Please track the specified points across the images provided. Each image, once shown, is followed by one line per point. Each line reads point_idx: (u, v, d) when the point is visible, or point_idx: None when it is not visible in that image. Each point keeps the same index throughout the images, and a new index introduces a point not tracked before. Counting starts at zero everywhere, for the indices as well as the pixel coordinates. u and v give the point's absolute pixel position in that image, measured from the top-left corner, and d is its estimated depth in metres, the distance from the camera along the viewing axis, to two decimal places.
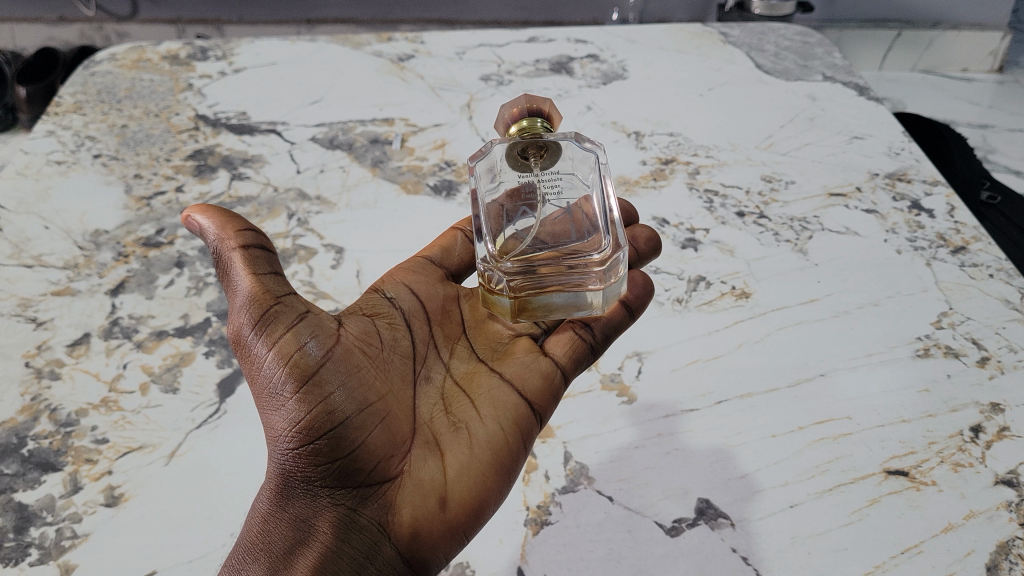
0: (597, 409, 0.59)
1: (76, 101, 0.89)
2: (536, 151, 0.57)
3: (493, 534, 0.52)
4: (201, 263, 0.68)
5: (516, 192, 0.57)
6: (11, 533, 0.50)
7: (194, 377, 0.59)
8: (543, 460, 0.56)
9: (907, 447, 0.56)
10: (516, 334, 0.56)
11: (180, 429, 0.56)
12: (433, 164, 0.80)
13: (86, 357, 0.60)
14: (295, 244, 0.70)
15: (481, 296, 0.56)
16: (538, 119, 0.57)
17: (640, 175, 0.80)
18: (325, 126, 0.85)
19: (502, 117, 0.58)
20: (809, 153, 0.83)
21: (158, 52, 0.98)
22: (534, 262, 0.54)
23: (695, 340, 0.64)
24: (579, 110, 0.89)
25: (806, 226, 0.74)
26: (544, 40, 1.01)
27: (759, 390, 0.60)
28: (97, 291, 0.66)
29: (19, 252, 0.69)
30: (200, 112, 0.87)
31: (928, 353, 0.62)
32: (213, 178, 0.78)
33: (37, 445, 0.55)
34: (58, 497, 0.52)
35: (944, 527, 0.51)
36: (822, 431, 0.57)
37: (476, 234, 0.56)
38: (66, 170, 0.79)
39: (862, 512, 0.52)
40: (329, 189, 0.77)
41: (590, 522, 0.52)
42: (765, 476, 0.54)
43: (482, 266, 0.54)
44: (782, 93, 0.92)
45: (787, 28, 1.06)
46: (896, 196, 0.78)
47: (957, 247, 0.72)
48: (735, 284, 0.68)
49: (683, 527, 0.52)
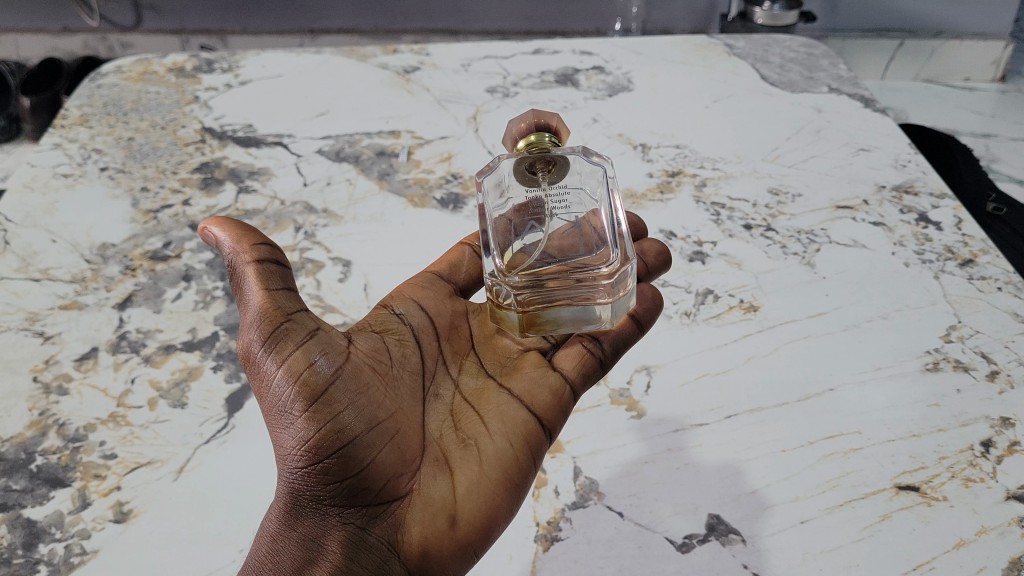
0: (606, 423, 0.59)
1: (83, 114, 0.89)
2: (545, 166, 0.57)
3: (503, 550, 0.52)
4: (209, 277, 0.68)
5: (524, 206, 0.56)
6: (20, 549, 0.50)
7: (202, 392, 0.59)
8: (553, 476, 0.56)
9: (917, 462, 0.56)
10: (525, 349, 0.56)
11: (188, 444, 0.55)
12: (440, 177, 0.80)
13: (94, 372, 0.60)
14: (302, 257, 0.70)
15: (489, 311, 0.56)
16: (546, 134, 0.58)
17: (647, 188, 0.80)
18: (331, 139, 0.85)
19: (509, 132, 0.59)
20: (815, 166, 0.83)
21: (164, 64, 0.98)
22: (542, 275, 0.54)
23: (703, 354, 0.64)
24: (585, 122, 0.89)
25: (814, 239, 0.74)
26: (549, 52, 1.01)
27: (769, 404, 0.60)
28: (105, 305, 0.66)
29: (26, 266, 0.69)
30: (206, 124, 0.87)
31: (938, 367, 0.62)
32: (220, 192, 0.78)
33: (45, 461, 0.54)
34: (67, 513, 0.52)
35: (956, 543, 0.51)
36: (831, 445, 0.57)
37: (484, 248, 0.56)
38: (73, 184, 0.79)
39: (873, 528, 0.52)
40: (336, 203, 0.76)
41: (600, 538, 0.52)
42: (775, 491, 0.54)
43: (490, 281, 0.54)
44: (788, 105, 0.92)
45: (792, 39, 1.06)
46: (903, 208, 0.78)
47: (965, 260, 0.72)
48: (743, 298, 0.68)
49: (694, 543, 0.52)
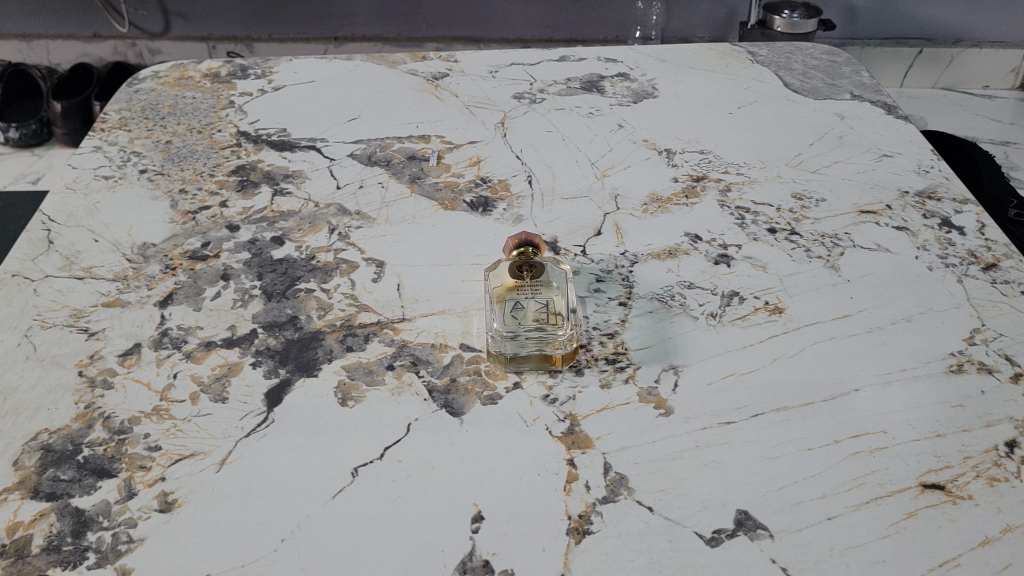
0: (635, 421, 0.60)
1: (122, 118, 0.91)
2: (531, 268, 0.66)
3: (536, 542, 0.52)
4: (247, 275, 0.70)
5: (522, 288, 0.65)
6: (69, 536, 0.51)
7: (242, 387, 0.61)
8: (584, 471, 0.56)
9: (942, 461, 0.57)
10: (517, 372, 0.63)
11: (230, 437, 0.57)
12: (469, 181, 0.82)
13: (137, 367, 0.62)
14: (337, 258, 0.72)
15: (492, 356, 0.64)
16: (530, 248, 0.67)
17: (672, 192, 0.81)
18: (363, 143, 0.87)
19: (505, 245, 0.68)
20: (839, 171, 0.84)
21: (199, 69, 1.00)
22: (521, 325, 0.63)
23: (730, 354, 0.65)
24: (611, 127, 0.90)
25: (838, 243, 0.75)
26: (575, 59, 1.03)
27: (795, 403, 0.61)
28: (146, 302, 0.67)
29: (70, 264, 0.71)
30: (241, 128, 0.89)
31: (962, 369, 0.63)
32: (256, 194, 0.79)
33: (91, 452, 0.56)
34: (113, 502, 0.53)
35: (981, 541, 0.52)
36: (857, 444, 0.58)
37: (490, 319, 0.64)
38: (113, 185, 0.80)
39: (900, 524, 0.53)
40: (369, 205, 0.78)
41: (631, 532, 0.53)
42: (803, 488, 0.55)
43: (489, 338, 0.64)
44: (812, 111, 0.93)
45: (814, 46, 1.07)
46: (926, 213, 0.79)
47: (988, 264, 0.73)
48: (768, 299, 0.70)
49: (723, 538, 0.53)
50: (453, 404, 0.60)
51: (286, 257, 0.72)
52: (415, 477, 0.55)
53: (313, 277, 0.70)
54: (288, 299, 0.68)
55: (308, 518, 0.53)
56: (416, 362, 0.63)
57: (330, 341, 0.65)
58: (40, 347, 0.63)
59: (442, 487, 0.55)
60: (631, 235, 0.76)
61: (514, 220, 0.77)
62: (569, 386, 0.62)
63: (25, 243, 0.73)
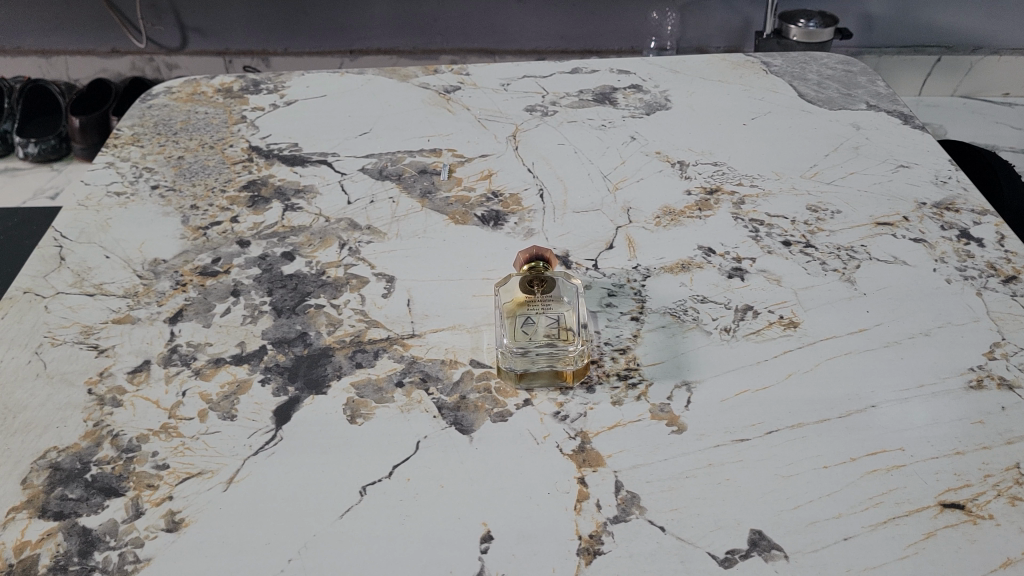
0: (647, 438, 0.59)
1: (134, 133, 0.91)
2: (541, 282, 0.66)
3: (547, 563, 0.51)
4: (257, 291, 0.70)
5: (534, 303, 0.65)
6: (76, 556, 0.51)
7: (250, 404, 0.60)
8: (595, 490, 0.55)
9: (962, 480, 0.56)
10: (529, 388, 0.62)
11: (237, 455, 0.57)
12: (480, 195, 0.81)
13: (146, 384, 0.62)
14: (347, 273, 0.72)
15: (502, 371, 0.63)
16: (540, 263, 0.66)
17: (685, 205, 0.80)
18: (374, 157, 0.86)
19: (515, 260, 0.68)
20: (855, 182, 0.83)
21: (212, 85, 1.00)
22: (533, 341, 0.62)
23: (743, 370, 0.64)
24: (623, 139, 0.90)
25: (853, 256, 0.74)
26: (588, 70, 1.02)
27: (811, 420, 0.60)
28: (156, 319, 0.67)
29: (81, 281, 0.71)
30: (253, 143, 0.89)
31: (981, 384, 0.62)
32: (267, 209, 0.79)
33: (99, 470, 0.56)
34: (120, 522, 0.53)
35: (1003, 562, 0.51)
36: (874, 462, 0.57)
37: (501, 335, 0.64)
38: (125, 202, 0.81)
39: (918, 545, 0.52)
40: (379, 220, 0.78)
41: (643, 552, 0.52)
42: (820, 508, 0.54)
43: (500, 353, 0.63)
44: (828, 122, 0.92)
45: (830, 55, 1.06)
46: (944, 224, 0.78)
47: (1008, 276, 0.72)
48: (782, 313, 0.69)
49: (737, 558, 0.51)
50: (463, 421, 0.60)
51: (296, 273, 0.72)
52: (423, 496, 0.55)
53: (324, 293, 0.70)
54: (298, 315, 0.68)
55: (315, 537, 0.52)
56: (426, 378, 0.63)
57: (339, 357, 0.64)
58: (50, 364, 0.63)
59: (450, 506, 0.54)
60: (643, 248, 0.75)
61: (526, 234, 0.76)
62: (580, 402, 0.61)
63: (36, 259, 0.74)
